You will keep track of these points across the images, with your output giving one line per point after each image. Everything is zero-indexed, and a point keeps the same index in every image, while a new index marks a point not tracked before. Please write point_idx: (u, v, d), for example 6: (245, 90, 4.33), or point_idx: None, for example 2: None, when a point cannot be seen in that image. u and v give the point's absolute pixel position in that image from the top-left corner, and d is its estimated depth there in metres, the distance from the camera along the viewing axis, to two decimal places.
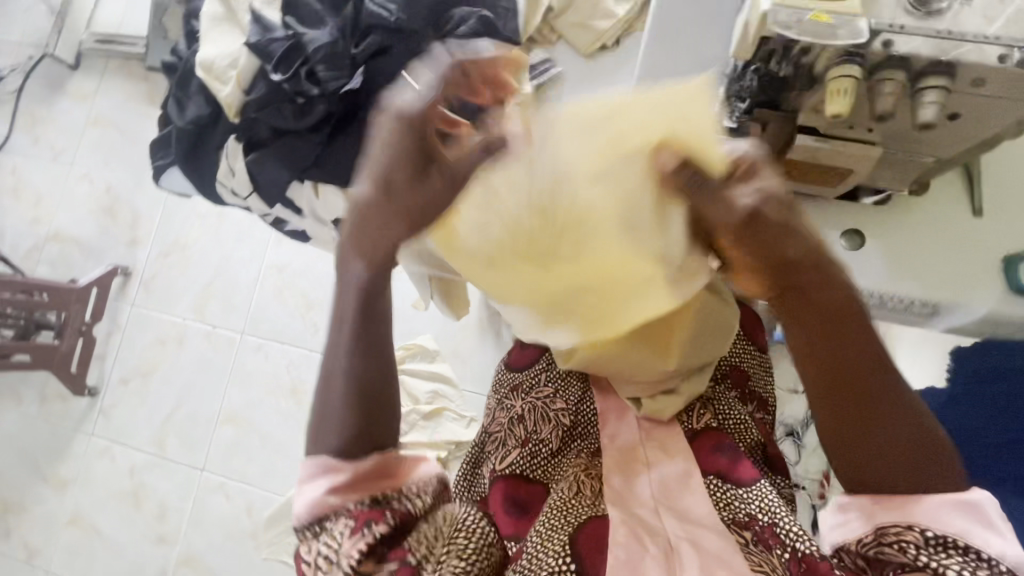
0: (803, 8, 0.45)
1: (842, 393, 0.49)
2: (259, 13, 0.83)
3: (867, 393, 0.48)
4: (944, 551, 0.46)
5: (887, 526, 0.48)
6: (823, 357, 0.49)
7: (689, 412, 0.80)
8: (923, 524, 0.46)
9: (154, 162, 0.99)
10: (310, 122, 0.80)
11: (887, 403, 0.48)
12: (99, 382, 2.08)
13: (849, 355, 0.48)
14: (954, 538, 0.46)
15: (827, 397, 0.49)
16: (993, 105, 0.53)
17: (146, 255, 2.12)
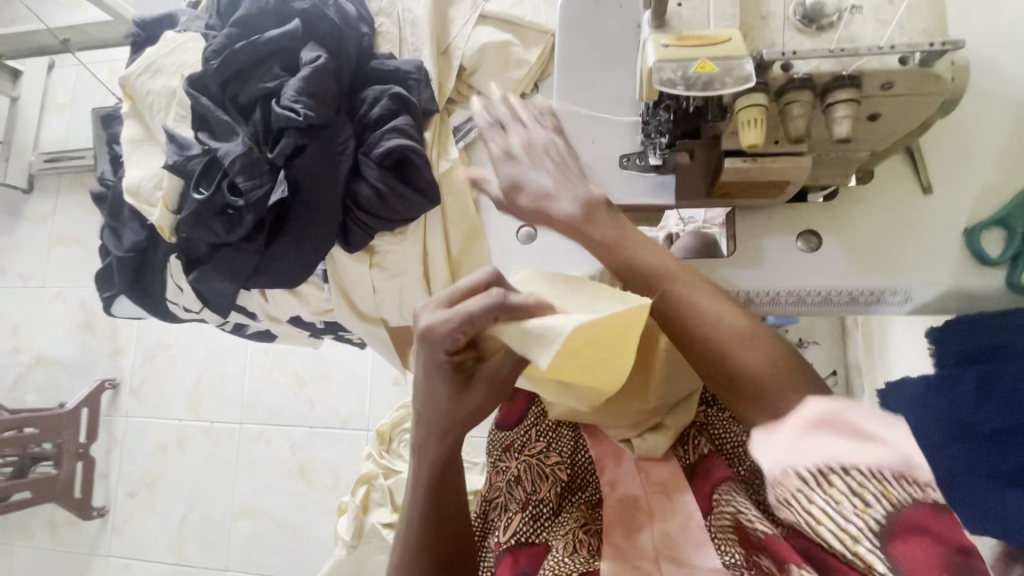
0: (688, 59, 0.44)
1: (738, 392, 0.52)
2: (173, 132, 0.82)
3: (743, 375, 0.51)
4: (875, 486, 0.41)
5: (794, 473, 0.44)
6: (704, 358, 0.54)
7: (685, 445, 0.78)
8: (826, 465, 0.42)
9: (102, 294, 0.97)
10: (240, 233, 0.77)
11: (752, 366, 0.51)
12: (107, 501, 2.03)
13: (717, 338, 0.53)
14: (874, 473, 0.41)
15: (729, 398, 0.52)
16: (911, 102, 0.51)
17: (131, 363, 2.08)
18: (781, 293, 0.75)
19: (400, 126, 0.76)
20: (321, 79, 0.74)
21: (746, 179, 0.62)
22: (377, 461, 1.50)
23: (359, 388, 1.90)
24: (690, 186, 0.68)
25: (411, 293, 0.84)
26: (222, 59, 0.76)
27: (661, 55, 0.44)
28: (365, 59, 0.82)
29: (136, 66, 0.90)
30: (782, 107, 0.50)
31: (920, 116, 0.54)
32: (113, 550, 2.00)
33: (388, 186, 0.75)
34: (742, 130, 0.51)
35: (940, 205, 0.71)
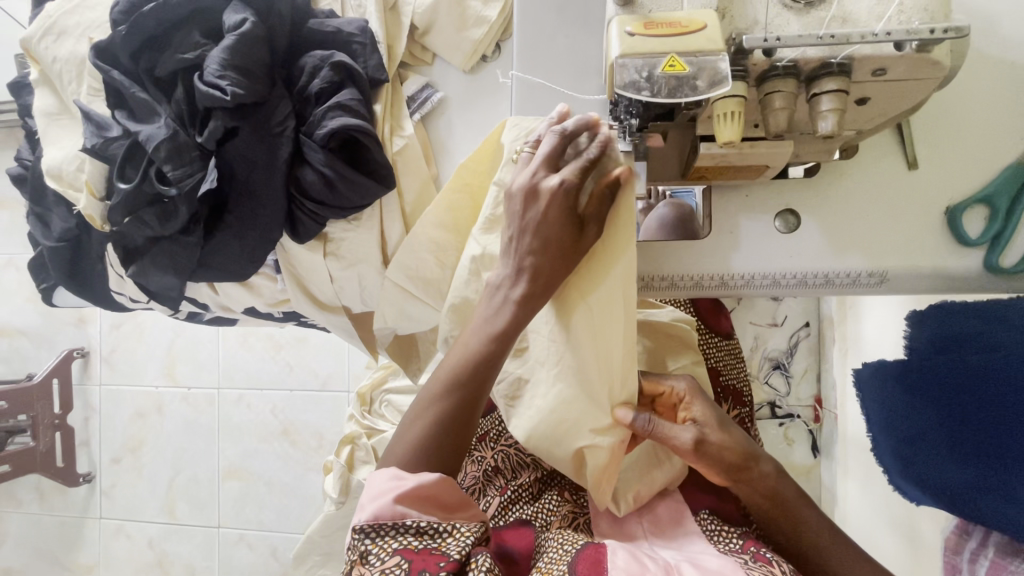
0: (656, 55, 0.38)
1: (779, 518, 0.65)
2: (86, 109, 0.73)
3: (793, 517, 0.65)
4: None
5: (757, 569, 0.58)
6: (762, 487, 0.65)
7: None
8: None
9: (38, 284, 0.90)
10: (175, 226, 0.71)
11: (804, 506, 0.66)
12: (92, 467, 2.00)
13: (784, 487, 0.66)
14: None
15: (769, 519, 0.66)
16: (904, 87, 0.46)
17: (98, 330, 2.00)
18: (757, 275, 0.71)
19: (345, 102, 0.67)
20: (247, 49, 0.64)
21: (724, 163, 0.57)
22: (359, 421, 1.51)
23: (336, 351, 1.85)
24: (663, 169, 0.64)
25: (372, 280, 0.79)
26: (129, 24, 0.66)
27: (625, 48, 0.38)
28: (302, 19, 0.72)
29: (36, 27, 0.78)
30: (762, 97, 0.45)
31: (913, 99, 0.49)
32: (105, 513, 2.00)
33: (336, 172, 0.68)
34: (717, 126, 0.46)
35: (922, 183, 0.67)
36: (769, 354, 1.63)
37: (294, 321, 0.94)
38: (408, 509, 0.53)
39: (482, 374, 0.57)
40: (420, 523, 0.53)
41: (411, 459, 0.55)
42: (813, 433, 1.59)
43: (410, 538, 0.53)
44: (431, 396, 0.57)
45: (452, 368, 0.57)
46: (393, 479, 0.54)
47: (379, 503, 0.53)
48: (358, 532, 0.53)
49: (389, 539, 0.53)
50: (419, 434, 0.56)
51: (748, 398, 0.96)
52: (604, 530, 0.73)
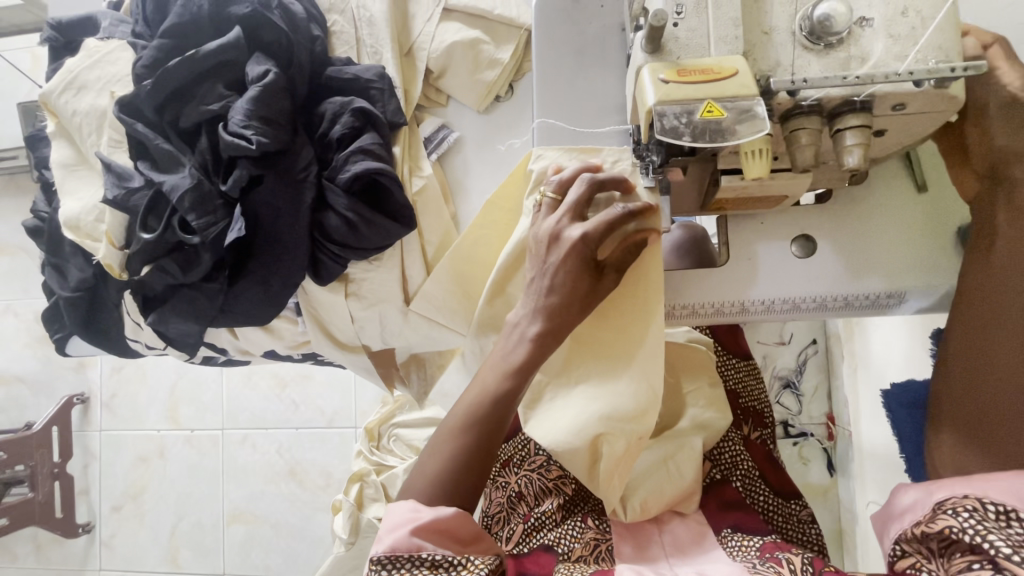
0: (693, 101, 0.39)
1: None
2: (108, 160, 0.74)
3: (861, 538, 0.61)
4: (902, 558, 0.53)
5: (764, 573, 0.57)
6: None
7: (728, 446, 0.82)
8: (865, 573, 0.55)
9: (52, 334, 0.89)
10: (198, 274, 0.71)
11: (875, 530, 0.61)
12: (92, 517, 1.94)
13: None
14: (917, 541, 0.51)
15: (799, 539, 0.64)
16: (922, 119, 0.47)
17: (99, 375, 1.96)
18: (778, 301, 0.72)
19: (366, 146, 0.68)
20: (271, 99, 0.66)
21: (745, 195, 0.58)
22: (369, 459, 1.47)
23: (343, 386, 1.84)
24: (683, 199, 0.65)
25: (392, 318, 0.79)
26: (154, 79, 0.67)
27: (662, 95, 0.39)
28: (320, 67, 0.73)
29: (57, 82, 0.79)
30: (787, 134, 0.47)
31: (928, 130, 0.50)
32: (104, 565, 1.92)
33: (358, 215, 0.68)
34: (745, 162, 0.47)
35: (932, 205, 0.69)
36: (778, 373, 1.63)
37: (311, 361, 0.93)
38: (424, 540, 0.50)
39: (504, 405, 0.55)
40: (436, 556, 0.49)
41: (430, 496, 0.53)
42: (828, 451, 1.58)
43: (427, 571, 0.49)
44: (451, 430, 0.55)
45: (473, 405, 0.55)
46: (410, 511, 0.51)
47: (395, 535, 0.50)
48: (374, 566, 0.50)
49: (405, 573, 0.49)
50: (436, 469, 0.54)
51: (769, 419, 0.95)
52: (626, 555, 0.69)
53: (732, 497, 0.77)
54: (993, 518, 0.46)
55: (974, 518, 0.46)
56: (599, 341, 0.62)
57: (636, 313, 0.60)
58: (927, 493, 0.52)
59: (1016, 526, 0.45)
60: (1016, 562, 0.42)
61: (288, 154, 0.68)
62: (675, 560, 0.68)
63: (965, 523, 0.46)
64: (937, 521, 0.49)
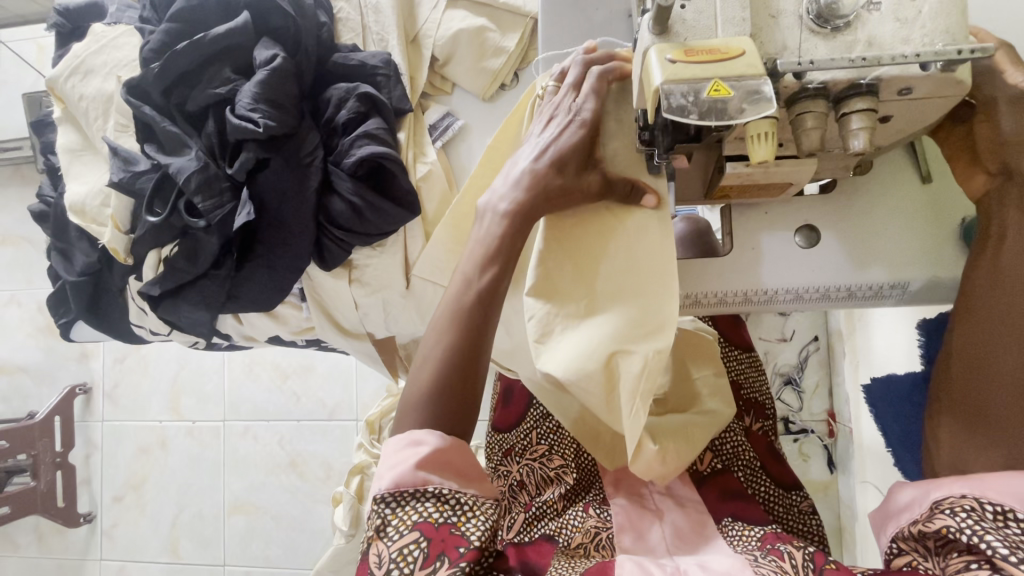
0: (699, 80, 0.39)
1: None
2: (114, 145, 0.74)
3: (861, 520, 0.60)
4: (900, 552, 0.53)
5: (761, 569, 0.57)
6: None
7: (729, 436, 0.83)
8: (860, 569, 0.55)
9: (57, 319, 0.90)
10: (205, 259, 0.71)
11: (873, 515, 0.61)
12: (94, 506, 1.94)
13: None
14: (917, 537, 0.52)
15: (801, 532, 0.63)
16: (928, 105, 0.48)
17: (102, 365, 1.97)
18: (780, 292, 0.72)
19: (371, 131, 0.68)
20: (278, 82, 0.66)
21: (749, 183, 0.58)
22: (369, 451, 1.47)
23: (344, 379, 1.84)
24: (688, 188, 0.65)
25: (395, 306, 0.79)
26: (161, 62, 0.67)
27: (668, 75, 0.39)
28: (327, 54, 0.74)
29: (64, 66, 0.80)
30: (793, 118, 0.47)
31: (934, 116, 0.50)
32: (105, 555, 1.93)
33: (363, 199, 0.69)
34: (750, 146, 0.47)
35: (937, 196, 0.69)
36: (779, 369, 1.63)
37: (315, 348, 0.94)
38: (431, 474, 0.48)
39: (492, 287, 0.54)
40: (443, 489, 0.48)
41: (429, 406, 0.51)
42: (828, 448, 1.58)
43: (431, 507, 0.47)
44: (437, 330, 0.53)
45: (458, 299, 0.54)
46: (410, 443, 0.49)
47: (398, 469, 0.48)
48: (377, 502, 0.48)
49: (409, 509, 0.47)
50: (431, 375, 0.51)
51: (771, 411, 0.95)
52: (624, 543, 0.68)
53: (734, 487, 0.78)
54: (991, 518, 0.46)
55: (972, 519, 0.47)
56: (595, 249, 0.59)
57: (626, 228, 0.58)
58: (924, 491, 0.52)
59: (1012, 526, 0.46)
60: (1013, 563, 0.42)
61: (294, 139, 0.68)
62: (676, 550, 0.67)
63: (962, 524, 0.47)
64: (934, 521, 0.49)
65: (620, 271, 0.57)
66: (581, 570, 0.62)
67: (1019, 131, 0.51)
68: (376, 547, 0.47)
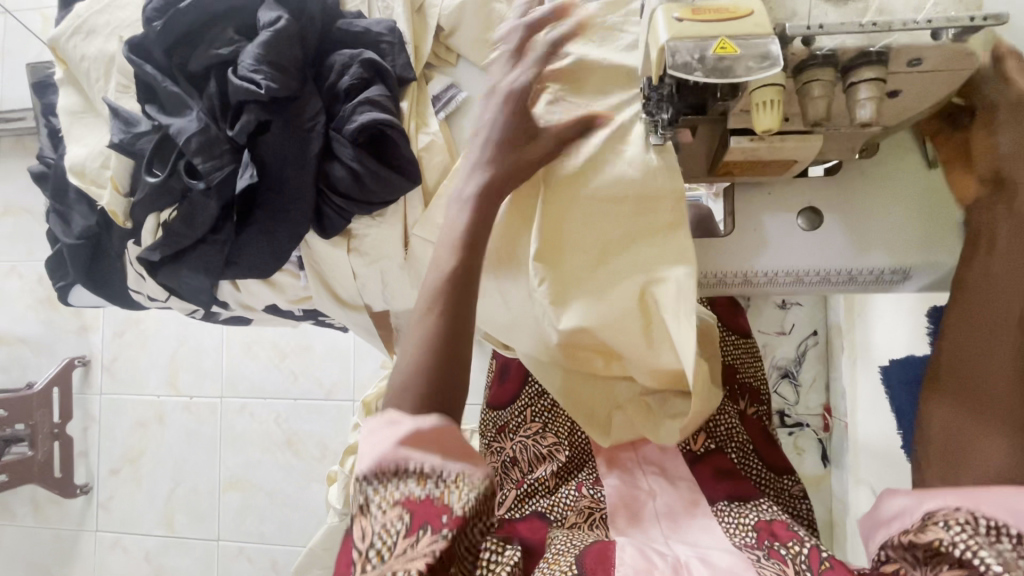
0: (705, 39, 0.39)
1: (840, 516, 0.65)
2: (115, 105, 0.73)
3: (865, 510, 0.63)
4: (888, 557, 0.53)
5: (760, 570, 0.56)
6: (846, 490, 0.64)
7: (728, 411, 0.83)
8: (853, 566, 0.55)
9: (55, 282, 0.90)
10: (203, 223, 0.71)
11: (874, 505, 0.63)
12: (90, 478, 1.95)
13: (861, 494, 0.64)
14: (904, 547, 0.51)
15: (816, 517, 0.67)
16: (937, 79, 0.47)
17: (101, 338, 1.97)
18: (780, 274, 0.71)
19: (374, 97, 0.68)
20: (281, 45, 0.65)
21: (753, 158, 0.58)
22: None
23: (342, 360, 1.84)
24: (691, 163, 0.65)
25: (393, 278, 0.79)
26: (164, 21, 0.67)
27: (674, 33, 0.39)
28: (331, 20, 0.73)
29: (67, 25, 0.79)
30: (800, 86, 0.46)
31: (943, 93, 0.50)
32: (100, 526, 1.94)
33: (364, 166, 0.68)
34: (755, 115, 0.47)
35: (942, 182, 0.69)
36: (777, 363, 1.63)
37: (312, 321, 0.94)
38: (412, 451, 0.45)
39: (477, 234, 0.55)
40: (424, 467, 0.46)
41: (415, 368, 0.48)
42: (822, 442, 1.58)
43: (412, 484, 0.45)
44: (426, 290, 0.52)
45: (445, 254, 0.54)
46: (390, 423, 0.47)
47: (380, 447, 0.46)
48: (358, 481, 0.46)
49: (390, 486, 0.46)
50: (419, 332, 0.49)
51: (765, 396, 0.95)
52: (620, 525, 0.70)
53: (727, 465, 0.78)
54: (985, 533, 0.45)
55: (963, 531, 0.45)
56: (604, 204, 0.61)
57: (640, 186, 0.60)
58: (915, 499, 0.51)
59: (1005, 542, 0.44)
60: None
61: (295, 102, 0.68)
62: (669, 532, 0.68)
63: (954, 537, 0.45)
64: (925, 532, 0.48)
65: (633, 210, 0.61)
66: (580, 548, 0.63)
67: (1014, 148, 0.55)
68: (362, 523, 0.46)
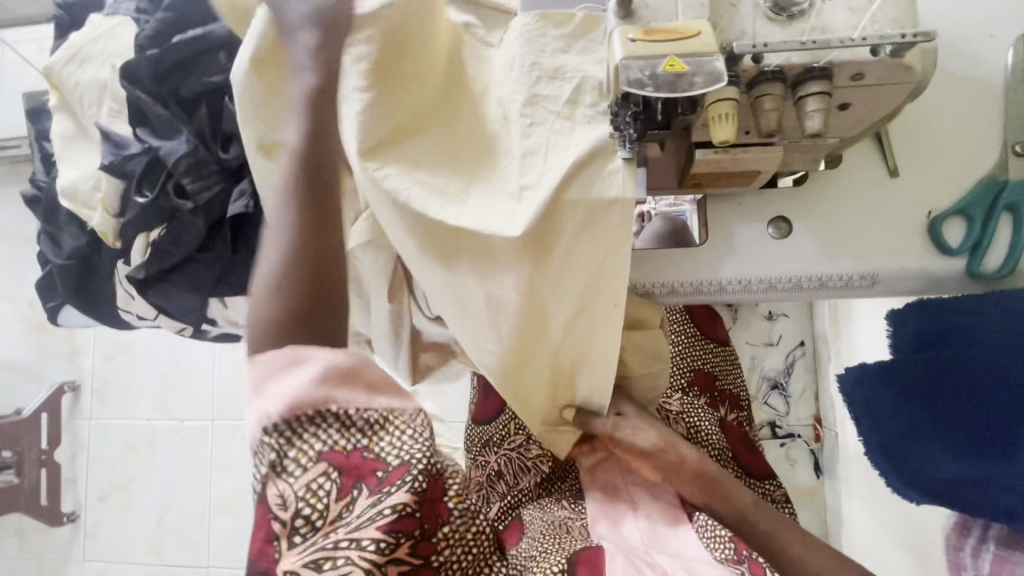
0: (657, 57, 0.41)
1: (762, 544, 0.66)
2: (107, 130, 0.76)
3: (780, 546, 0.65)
4: None
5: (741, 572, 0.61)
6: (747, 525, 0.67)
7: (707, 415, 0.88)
8: None
9: (46, 303, 0.92)
10: (192, 242, 0.73)
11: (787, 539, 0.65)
12: (78, 506, 1.91)
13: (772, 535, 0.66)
14: None
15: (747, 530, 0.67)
16: (881, 92, 0.50)
17: (91, 362, 1.96)
18: (753, 282, 0.74)
19: None
20: None
21: (718, 170, 0.60)
22: None
23: None
24: (662, 177, 0.67)
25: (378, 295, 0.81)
26: (158, 50, 0.70)
27: (628, 52, 0.42)
28: None
29: (60, 55, 0.82)
30: (753, 101, 0.49)
31: (889, 105, 0.52)
32: (88, 555, 1.90)
33: None
34: (712, 127, 0.49)
35: (904, 190, 0.71)
36: (766, 373, 1.64)
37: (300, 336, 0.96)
38: (332, 396, 0.48)
39: (313, 277, 0.48)
40: (346, 411, 0.49)
41: (274, 331, 0.48)
42: (814, 453, 1.59)
43: (340, 436, 0.49)
44: (285, 332, 0.48)
45: (290, 288, 0.48)
46: (292, 360, 0.47)
47: (274, 383, 0.47)
48: (267, 432, 0.47)
49: (308, 439, 0.48)
50: (268, 317, 0.48)
51: (745, 404, 0.99)
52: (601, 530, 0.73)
53: None
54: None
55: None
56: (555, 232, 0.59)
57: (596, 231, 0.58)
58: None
59: None
60: None
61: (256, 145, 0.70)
62: (648, 540, 0.71)
63: None
64: None
65: (579, 242, 0.59)
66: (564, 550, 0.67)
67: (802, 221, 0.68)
68: (276, 485, 0.47)
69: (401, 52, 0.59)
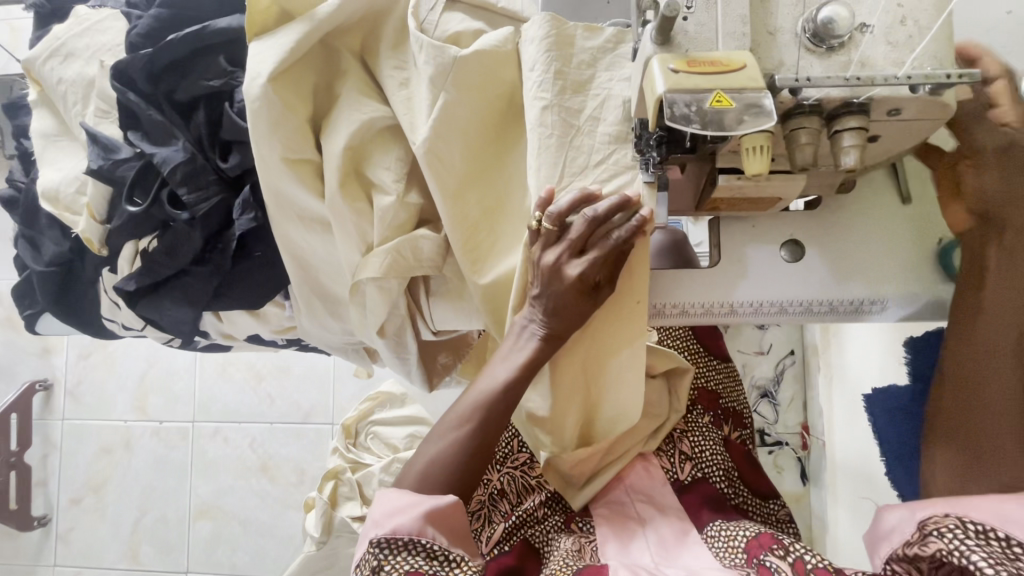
0: (702, 91, 0.40)
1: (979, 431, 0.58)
2: (94, 132, 0.71)
3: (969, 410, 0.59)
4: (986, 539, 0.49)
5: (929, 520, 0.54)
6: (976, 410, 0.58)
7: (706, 435, 0.86)
8: (962, 517, 0.51)
9: (22, 310, 0.87)
10: (186, 254, 0.69)
11: (976, 395, 0.59)
12: (49, 509, 1.84)
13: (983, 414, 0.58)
14: (992, 530, 0.50)
15: (960, 391, 0.60)
16: (913, 128, 0.49)
17: (65, 360, 1.88)
18: (764, 304, 0.72)
19: None
20: None
21: (740, 195, 0.58)
22: (343, 455, 1.42)
23: (320, 381, 1.80)
24: (678, 199, 0.66)
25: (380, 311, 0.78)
26: (153, 50, 0.66)
27: (671, 84, 0.40)
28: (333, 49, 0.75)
29: (43, 48, 0.77)
30: (787, 133, 0.48)
31: (914, 139, 0.52)
32: (60, 560, 1.82)
33: None
34: (745, 158, 0.48)
35: (918, 216, 0.71)
36: (757, 382, 1.67)
37: (295, 348, 0.93)
38: (428, 528, 0.57)
39: (502, 397, 0.62)
40: (433, 545, 0.56)
41: (450, 459, 0.61)
42: (802, 461, 1.61)
43: (422, 558, 0.56)
44: (457, 421, 0.63)
45: (467, 408, 0.63)
46: (399, 501, 0.59)
47: (396, 521, 0.57)
48: (372, 547, 0.57)
49: (401, 558, 0.56)
50: (442, 458, 0.62)
51: (748, 420, 0.98)
52: (612, 553, 0.69)
53: (710, 491, 0.80)
54: (974, 534, 0.50)
55: (956, 537, 0.50)
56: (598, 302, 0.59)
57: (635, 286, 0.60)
58: (909, 512, 0.56)
59: (992, 543, 0.49)
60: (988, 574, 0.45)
61: (250, 151, 0.65)
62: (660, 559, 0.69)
63: (950, 542, 0.50)
64: (927, 545, 0.52)
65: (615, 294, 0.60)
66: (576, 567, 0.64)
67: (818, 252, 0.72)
68: None
69: (487, 69, 0.61)
